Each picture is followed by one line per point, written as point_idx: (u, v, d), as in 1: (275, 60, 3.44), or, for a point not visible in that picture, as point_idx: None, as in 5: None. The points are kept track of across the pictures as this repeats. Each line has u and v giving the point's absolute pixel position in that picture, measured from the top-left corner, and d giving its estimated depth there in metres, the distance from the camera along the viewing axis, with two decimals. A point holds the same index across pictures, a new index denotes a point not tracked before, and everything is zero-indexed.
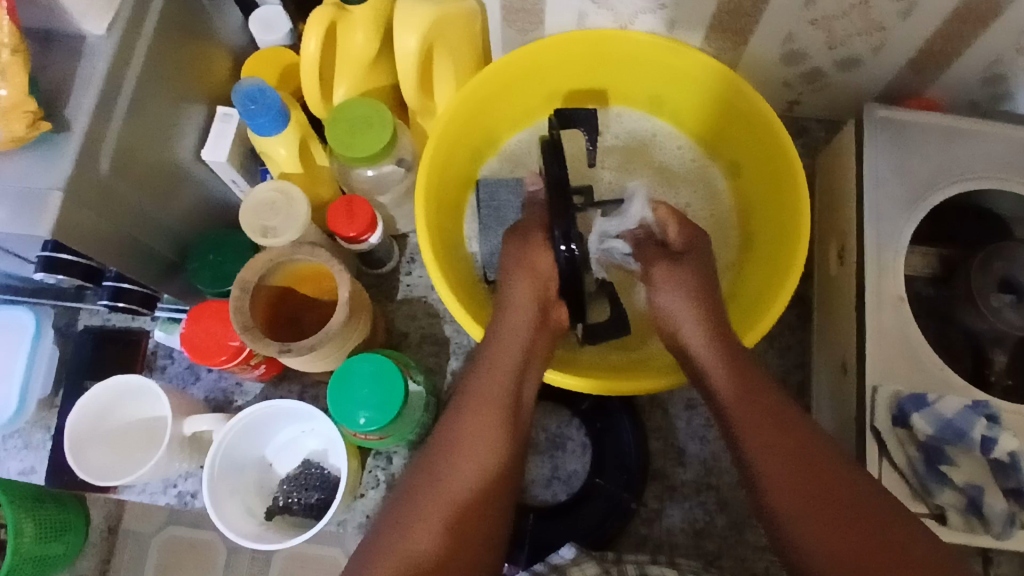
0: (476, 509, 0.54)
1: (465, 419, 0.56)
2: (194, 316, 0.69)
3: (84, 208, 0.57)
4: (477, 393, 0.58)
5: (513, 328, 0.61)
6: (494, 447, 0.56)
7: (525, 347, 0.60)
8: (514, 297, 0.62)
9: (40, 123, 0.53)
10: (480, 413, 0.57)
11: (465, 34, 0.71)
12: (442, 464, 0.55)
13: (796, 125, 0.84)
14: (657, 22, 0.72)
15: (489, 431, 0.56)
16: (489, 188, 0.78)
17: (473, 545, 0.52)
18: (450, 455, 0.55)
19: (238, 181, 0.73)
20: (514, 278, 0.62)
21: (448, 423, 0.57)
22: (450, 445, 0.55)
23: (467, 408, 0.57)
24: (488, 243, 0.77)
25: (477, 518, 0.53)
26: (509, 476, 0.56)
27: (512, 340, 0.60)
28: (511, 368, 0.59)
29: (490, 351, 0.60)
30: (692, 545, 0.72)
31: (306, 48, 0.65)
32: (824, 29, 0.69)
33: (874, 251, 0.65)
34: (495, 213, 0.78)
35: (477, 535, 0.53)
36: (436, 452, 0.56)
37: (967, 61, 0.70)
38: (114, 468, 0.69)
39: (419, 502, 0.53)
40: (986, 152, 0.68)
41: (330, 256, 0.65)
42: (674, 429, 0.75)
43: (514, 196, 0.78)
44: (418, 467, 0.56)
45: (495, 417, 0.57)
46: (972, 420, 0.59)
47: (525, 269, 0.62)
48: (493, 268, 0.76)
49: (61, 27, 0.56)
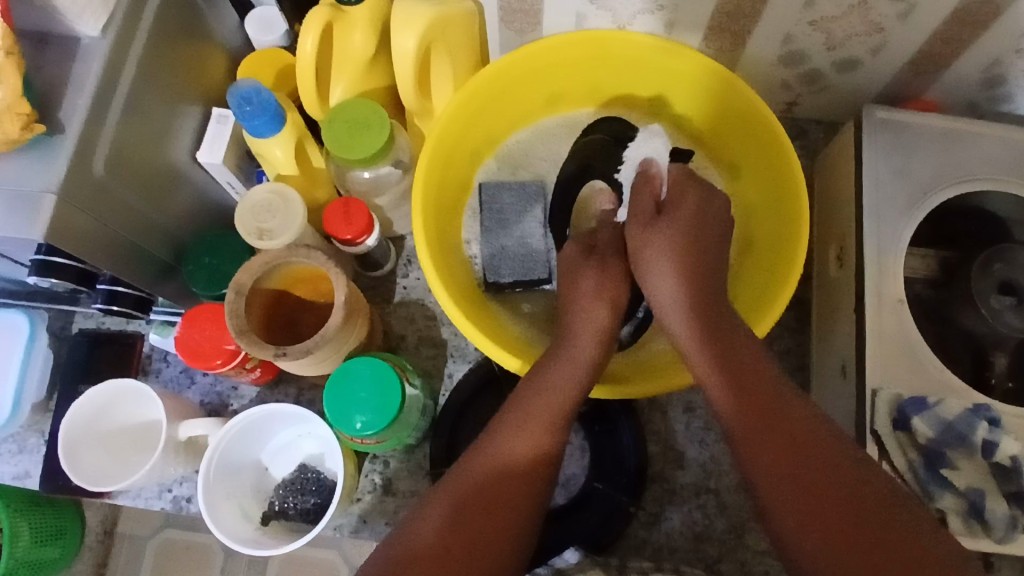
0: (504, 507, 0.55)
1: (516, 422, 0.59)
2: (189, 319, 0.68)
3: (79, 210, 0.56)
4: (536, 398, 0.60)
5: (583, 348, 0.64)
6: (535, 451, 0.58)
7: (589, 372, 0.62)
8: (584, 320, 0.66)
9: (34, 125, 0.52)
10: (532, 420, 0.59)
11: (462, 35, 0.70)
12: (483, 458, 0.57)
13: (795, 127, 0.84)
14: (656, 23, 0.72)
15: (536, 436, 0.58)
16: (489, 191, 0.78)
17: (491, 540, 0.54)
18: (493, 450, 0.57)
19: (234, 183, 0.72)
20: (593, 304, 0.66)
21: (502, 423, 0.59)
22: (497, 442, 0.58)
23: (522, 410, 0.59)
24: (489, 245, 0.77)
25: (501, 515, 0.55)
26: (543, 481, 0.58)
27: (578, 359, 0.63)
28: (575, 384, 0.61)
29: (555, 365, 0.62)
30: (692, 549, 0.71)
31: (301, 49, 0.65)
32: (823, 30, 0.69)
33: (874, 253, 0.65)
34: (497, 215, 0.77)
35: (496, 528, 0.54)
36: (482, 445, 0.58)
37: (967, 63, 0.70)
38: (110, 473, 0.68)
39: (452, 489, 0.56)
40: (987, 155, 0.68)
41: (326, 259, 0.64)
42: (673, 432, 0.74)
43: (516, 198, 0.78)
44: (463, 459, 0.58)
45: (546, 427, 0.59)
46: (974, 424, 0.59)
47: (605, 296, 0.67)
48: (493, 271, 0.76)
49: (55, 28, 0.56)
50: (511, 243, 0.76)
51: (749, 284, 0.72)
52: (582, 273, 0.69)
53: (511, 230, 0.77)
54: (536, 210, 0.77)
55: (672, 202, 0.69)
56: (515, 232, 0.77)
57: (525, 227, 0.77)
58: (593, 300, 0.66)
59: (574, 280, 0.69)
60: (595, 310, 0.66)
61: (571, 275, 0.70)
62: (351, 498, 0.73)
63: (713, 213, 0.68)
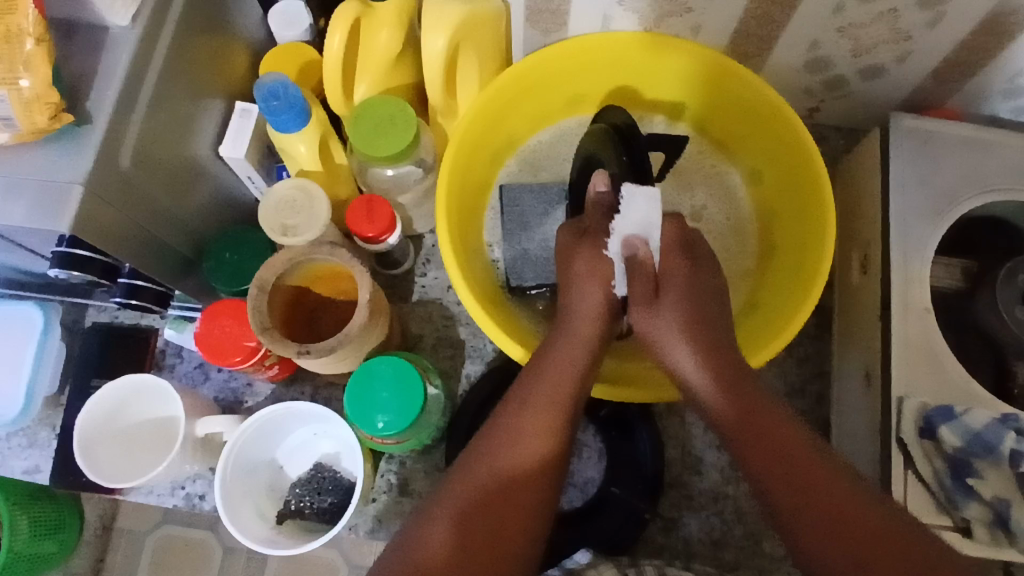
0: (504, 516, 0.53)
1: (511, 424, 0.57)
2: (210, 316, 0.67)
3: (104, 203, 0.56)
4: (533, 400, 0.58)
5: (577, 343, 0.60)
6: (541, 447, 0.56)
7: (588, 356, 0.60)
8: (580, 306, 0.62)
9: (62, 115, 0.52)
10: (532, 411, 0.57)
11: (491, 35, 0.70)
12: (480, 465, 0.55)
13: (816, 132, 0.84)
14: (682, 26, 0.72)
15: (535, 438, 0.56)
16: (512, 193, 0.78)
17: (501, 550, 0.52)
18: (494, 449, 0.56)
19: (255, 179, 0.72)
20: (585, 286, 0.62)
21: (503, 415, 0.57)
22: (500, 437, 0.56)
23: (517, 413, 0.57)
24: (511, 248, 0.76)
25: (507, 520, 0.53)
26: (551, 478, 0.56)
27: (578, 344, 0.60)
28: (570, 378, 0.59)
29: (555, 354, 0.60)
30: (709, 555, 0.71)
31: (330, 44, 0.64)
32: (850, 37, 0.69)
33: (900, 262, 0.65)
34: (519, 218, 0.77)
35: (504, 534, 0.53)
36: (482, 443, 0.57)
37: (993, 72, 0.70)
38: (125, 470, 0.68)
39: (456, 496, 0.54)
40: (1012, 164, 0.68)
41: (350, 257, 0.64)
42: (691, 437, 0.74)
43: (538, 201, 0.78)
44: (463, 457, 0.57)
45: (548, 418, 0.57)
46: (1001, 433, 0.58)
47: (598, 279, 0.61)
48: (516, 274, 0.75)
49: (84, 18, 0.55)
50: (533, 246, 0.76)
51: (773, 290, 0.72)
52: (577, 254, 0.63)
53: (533, 232, 0.76)
54: (558, 212, 0.77)
55: (663, 286, 0.60)
56: (538, 235, 0.76)
57: (547, 230, 0.76)
58: (589, 282, 0.61)
59: (569, 262, 0.64)
60: (593, 292, 0.62)
61: (566, 257, 0.64)
62: (367, 498, 0.73)
63: (706, 293, 0.61)
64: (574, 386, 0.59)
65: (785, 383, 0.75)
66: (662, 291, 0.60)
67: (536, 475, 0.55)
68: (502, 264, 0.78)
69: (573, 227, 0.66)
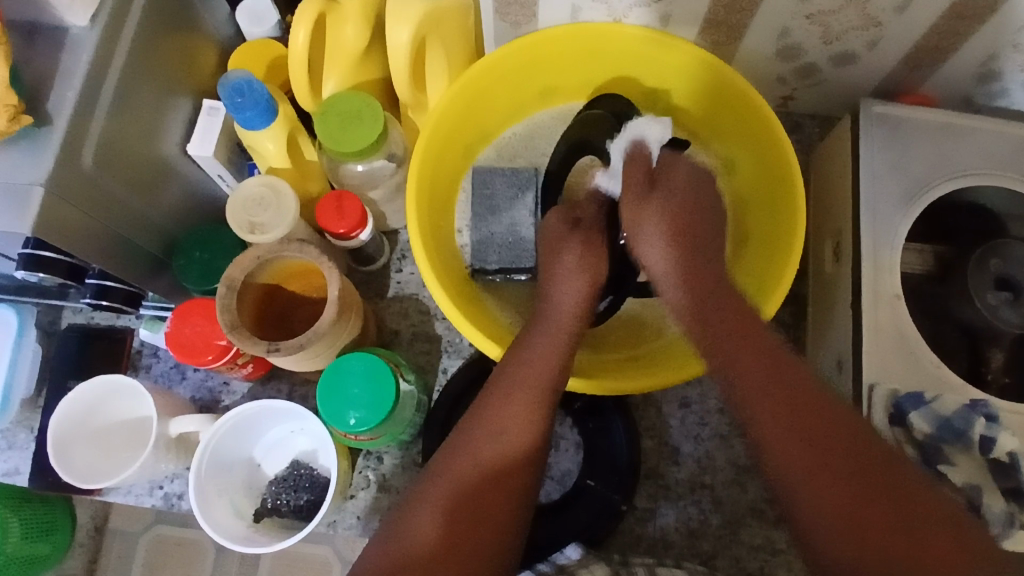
0: (484, 512, 0.53)
1: (489, 416, 0.57)
2: (181, 315, 0.67)
3: (67, 203, 0.55)
4: (512, 389, 0.58)
5: (552, 335, 0.61)
6: (523, 435, 0.56)
7: (568, 348, 0.61)
8: (560, 298, 0.63)
9: (21, 117, 0.51)
10: (518, 400, 0.57)
11: (457, 27, 0.69)
12: (458, 462, 0.55)
13: (791, 121, 0.84)
14: (651, 16, 0.71)
15: (514, 431, 0.56)
16: (482, 176, 0.77)
17: (488, 533, 0.53)
18: (474, 443, 0.56)
19: (225, 176, 0.71)
20: (569, 279, 0.63)
21: (484, 404, 0.57)
22: (481, 427, 0.56)
23: (495, 407, 0.57)
24: (478, 231, 0.76)
25: (494, 507, 0.54)
26: (532, 466, 0.56)
27: (559, 335, 0.61)
28: (548, 368, 0.59)
29: (534, 347, 0.60)
30: (687, 545, 0.71)
31: (294, 41, 0.64)
32: (820, 24, 0.68)
33: (870, 249, 0.65)
34: (488, 201, 0.76)
35: (492, 520, 0.53)
36: (464, 434, 0.56)
37: (963, 57, 0.69)
38: (98, 471, 0.68)
39: (443, 487, 0.54)
40: (984, 149, 0.68)
41: (319, 253, 0.64)
42: (668, 428, 0.74)
43: (508, 184, 0.77)
44: (446, 448, 0.56)
45: (530, 408, 0.57)
46: (972, 419, 0.59)
47: (585, 274, 0.63)
48: (480, 257, 0.75)
49: (42, 18, 0.54)
50: (499, 230, 0.75)
51: (745, 280, 0.72)
52: (566, 247, 0.65)
53: (501, 216, 0.76)
54: (527, 197, 0.76)
55: (663, 173, 0.62)
56: (506, 219, 0.76)
57: (515, 214, 0.76)
58: (570, 276, 0.63)
59: (554, 252, 0.65)
60: (575, 280, 0.63)
61: (553, 248, 0.66)
62: (345, 494, 0.73)
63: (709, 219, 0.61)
64: (554, 375, 0.59)
65: None
66: (657, 178, 0.62)
67: (518, 463, 0.55)
68: (469, 249, 0.78)
69: (565, 215, 0.68)
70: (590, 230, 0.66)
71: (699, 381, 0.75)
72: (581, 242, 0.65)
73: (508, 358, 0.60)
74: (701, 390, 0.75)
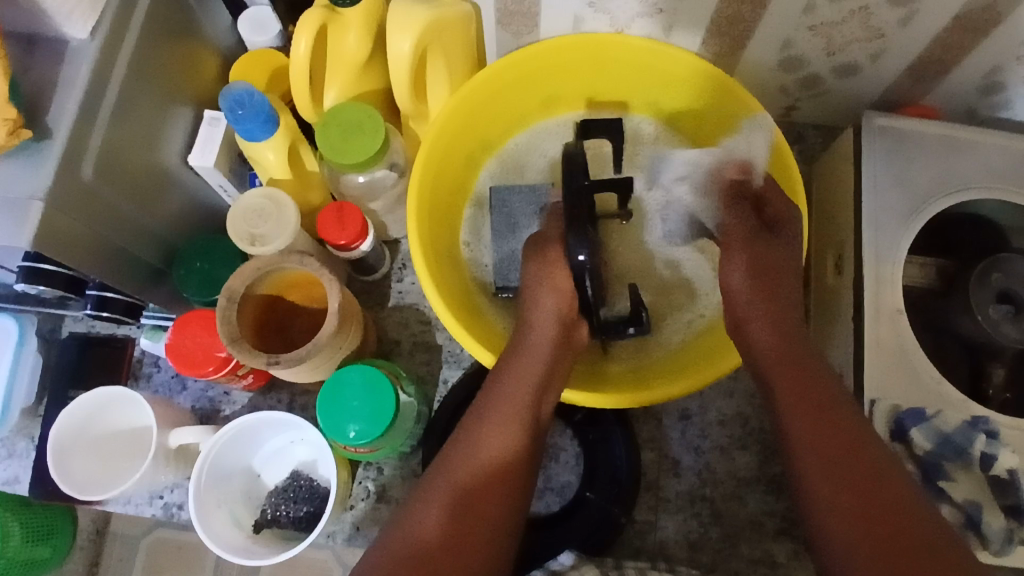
0: (468, 530, 0.53)
1: (471, 435, 0.57)
2: (180, 326, 0.67)
3: (66, 216, 0.55)
4: (493, 409, 0.58)
5: (533, 353, 0.61)
6: (502, 451, 0.57)
7: (547, 366, 0.61)
8: (536, 314, 0.63)
9: (21, 130, 0.51)
10: (496, 419, 0.58)
11: (459, 38, 0.69)
12: (439, 479, 0.55)
13: (793, 131, 0.83)
14: (654, 26, 0.71)
15: (495, 446, 0.56)
16: (501, 195, 0.77)
17: (470, 544, 0.53)
18: (456, 460, 0.56)
19: (226, 186, 0.71)
20: (540, 296, 0.63)
21: (467, 424, 0.58)
22: (460, 445, 0.57)
23: (476, 426, 0.57)
24: (498, 250, 0.76)
25: (477, 524, 0.53)
26: (514, 483, 0.56)
27: (535, 357, 0.61)
28: (529, 386, 0.59)
29: (511, 369, 0.60)
30: (686, 557, 0.71)
31: (296, 52, 0.64)
32: (823, 35, 0.68)
33: (872, 263, 0.65)
34: (506, 218, 0.76)
35: (477, 532, 0.53)
36: (447, 452, 0.57)
37: (967, 69, 0.69)
38: (98, 481, 0.68)
39: (426, 499, 0.54)
40: (988, 163, 0.68)
41: (319, 265, 0.64)
42: (668, 439, 0.74)
43: (528, 202, 0.76)
44: (432, 466, 0.57)
45: (510, 425, 0.57)
46: (972, 436, 0.59)
47: (549, 288, 0.63)
48: (502, 274, 0.75)
49: (42, 31, 0.54)
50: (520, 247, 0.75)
51: None
52: (529, 264, 0.65)
53: (520, 234, 0.76)
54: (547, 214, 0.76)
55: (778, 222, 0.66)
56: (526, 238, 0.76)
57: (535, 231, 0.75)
58: (539, 295, 0.63)
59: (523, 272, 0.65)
60: (547, 303, 0.63)
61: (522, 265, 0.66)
62: (344, 505, 0.73)
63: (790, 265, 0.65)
64: (534, 392, 0.59)
65: None
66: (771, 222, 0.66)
67: (498, 480, 0.56)
68: (490, 268, 0.78)
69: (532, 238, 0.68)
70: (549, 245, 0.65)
71: (699, 393, 0.75)
72: (541, 257, 0.64)
73: (491, 377, 0.61)
74: (701, 402, 0.74)
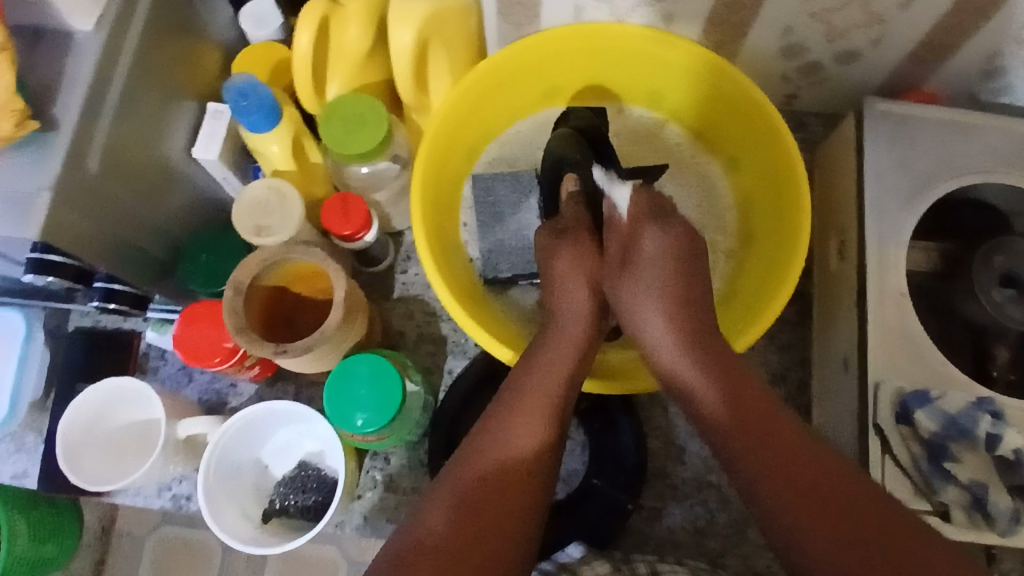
0: (496, 515, 0.52)
1: (505, 420, 0.57)
2: (188, 319, 0.68)
3: (72, 208, 0.55)
4: (527, 396, 0.58)
5: (563, 345, 0.62)
6: (535, 437, 0.57)
7: (578, 356, 0.61)
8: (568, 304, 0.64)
9: (29, 122, 0.51)
10: (529, 408, 0.58)
11: (459, 28, 0.69)
12: (471, 465, 0.55)
13: (795, 119, 0.84)
14: (655, 15, 0.71)
15: (526, 433, 0.56)
16: (484, 183, 0.77)
17: (498, 531, 0.51)
18: (486, 447, 0.56)
19: (230, 180, 0.72)
20: (569, 283, 0.64)
21: (495, 416, 0.58)
22: (493, 433, 0.56)
23: (507, 417, 0.57)
24: (487, 241, 0.76)
25: (507, 510, 0.53)
26: (546, 468, 0.56)
27: (566, 345, 0.62)
28: (561, 376, 0.60)
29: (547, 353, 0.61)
30: (694, 544, 0.71)
31: (298, 45, 0.65)
32: (823, 22, 0.68)
33: (876, 247, 0.65)
34: (492, 209, 0.77)
35: (507, 518, 0.52)
36: (475, 441, 0.57)
37: (968, 54, 0.69)
38: (108, 473, 0.68)
39: (459, 481, 0.54)
40: (990, 146, 0.68)
41: (325, 256, 0.64)
42: (674, 427, 0.74)
43: (511, 189, 0.77)
44: (457, 455, 0.57)
45: (541, 410, 0.58)
46: (977, 417, 0.60)
47: (582, 271, 0.64)
48: (492, 266, 0.76)
49: (47, 24, 0.55)
50: (507, 236, 0.76)
51: (746, 281, 0.73)
52: (557, 252, 0.65)
53: (507, 222, 0.76)
54: (531, 200, 0.76)
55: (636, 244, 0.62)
56: (512, 226, 0.76)
57: (522, 219, 0.76)
58: (574, 286, 0.64)
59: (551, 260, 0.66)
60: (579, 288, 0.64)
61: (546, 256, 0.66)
62: (353, 495, 0.73)
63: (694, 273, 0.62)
64: (568, 380, 0.60)
65: (768, 370, 0.74)
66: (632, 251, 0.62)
67: (531, 464, 0.55)
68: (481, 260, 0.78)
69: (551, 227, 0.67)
70: (579, 236, 0.66)
71: None
72: (574, 248, 0.65)
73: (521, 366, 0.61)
74: None
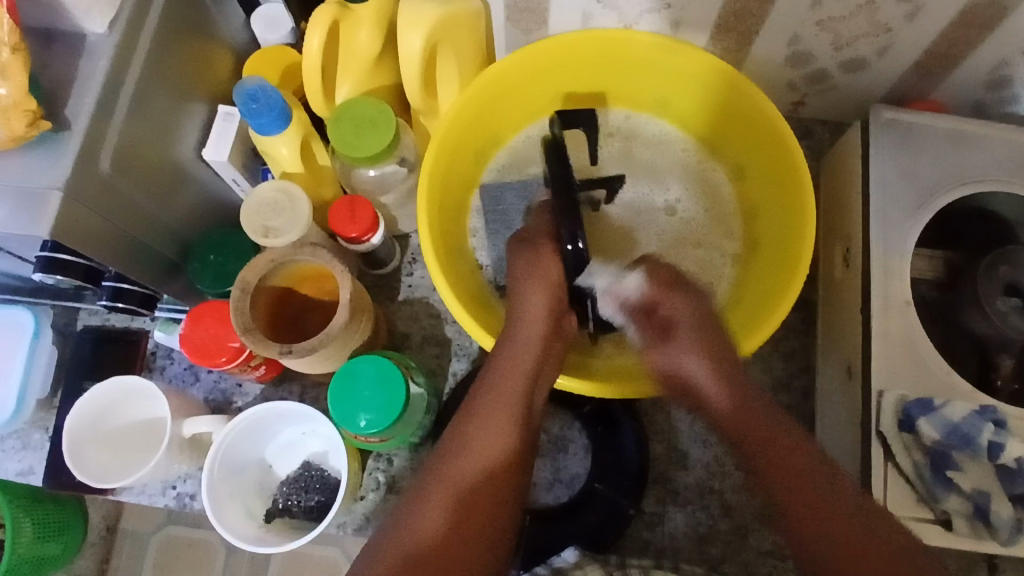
0: (470, 520, 0.54)
1: (473, 426, 0.58)
2: (194, 318, 0.68)
3: (83, 207, 0.56)
4: (489, 400, 0.59)
5: (525, 348, 0.62)
6: (502, 440, 0.57)
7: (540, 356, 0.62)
8: (527, 313, 0.63)
9: (41, 122, 0.52)
10: (494, 411, 0.58)
11: (468, 34, 0.70)
12: (443, 472, 0.56)
13: (801, 127, 0.84)
14: (662, 23, 0.72)
15: (493, 437, 0.57)
16: (493, 193, 0.79)
17: (474, 534, 0.53)
18: (455, 452, 0.57)
19: (239, 181, 0.72)
20: (528, 291, 0.64)
21: (460, 423, 0.58)
22: (458, 439, 0.57)
23: (472, 423, 0.58)
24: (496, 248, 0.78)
25: (481, 514, 0.54)
26: (517, 470, 0.57)
27: (524, 350, 0.62)
28: (523, 378, 0.60)
29: (509, 353, 0.61)
30: (695, 550, 0.71)
31: (309, 47, 0.65)
32: (830, 30, 0.68)
33: (880, 255, 0.65)
34: (500, 216, 0.79)
35: (482, 522, 0.54)
36: (443, 449, 0.57)
37: (975, 63, 0.69)
38: (113, 470, 0.69)
39: (433, 487, 0.55)
40: (996, 155, 0.68)
41: (331, 257, 0.64)
42: (676, 432, 0.74)
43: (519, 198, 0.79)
44: (429, 463, 0.58)
45: (505, 414, 0.58)
46: (980, 425, 0.59)
47: (539, 280, 0.64)
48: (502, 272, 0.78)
49: (62, 26, 0.55)
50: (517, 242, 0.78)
51: (750, 288, 0.73)
52: (518, 257, 0.66)
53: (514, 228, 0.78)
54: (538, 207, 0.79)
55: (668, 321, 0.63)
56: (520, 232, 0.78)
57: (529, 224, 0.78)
58: (530, 293, 0.64)
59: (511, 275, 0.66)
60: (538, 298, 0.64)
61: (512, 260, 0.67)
62: (355, 496, 0.73)
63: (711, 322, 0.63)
64: (530, 380, 0.60)
65: (771, 377, 0.74)
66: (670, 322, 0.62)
67: (501, 469, 0.56)
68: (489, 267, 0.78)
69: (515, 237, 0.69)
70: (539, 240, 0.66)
71: None
72: (529, 255, 0.65)
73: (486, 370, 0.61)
74: None
